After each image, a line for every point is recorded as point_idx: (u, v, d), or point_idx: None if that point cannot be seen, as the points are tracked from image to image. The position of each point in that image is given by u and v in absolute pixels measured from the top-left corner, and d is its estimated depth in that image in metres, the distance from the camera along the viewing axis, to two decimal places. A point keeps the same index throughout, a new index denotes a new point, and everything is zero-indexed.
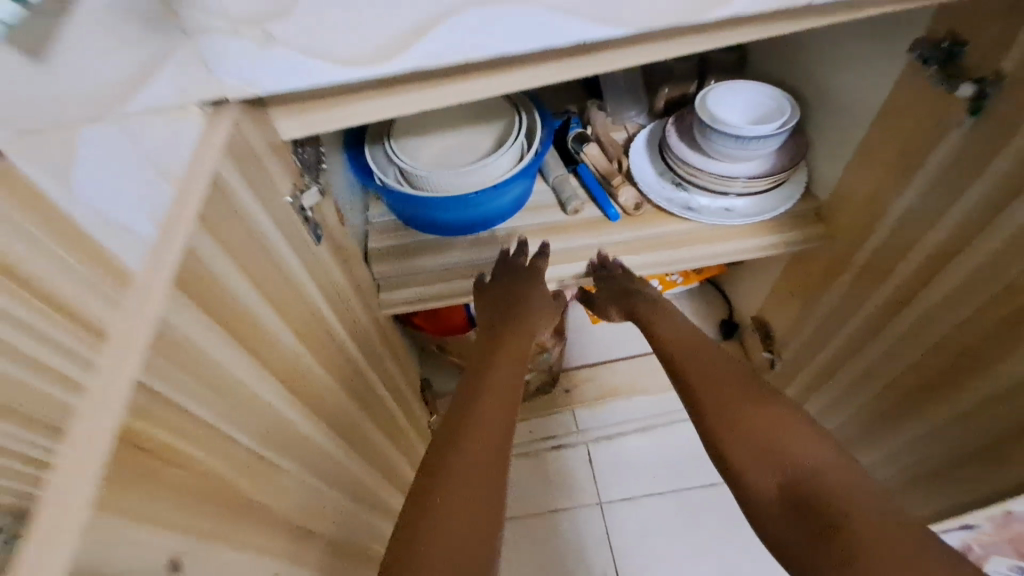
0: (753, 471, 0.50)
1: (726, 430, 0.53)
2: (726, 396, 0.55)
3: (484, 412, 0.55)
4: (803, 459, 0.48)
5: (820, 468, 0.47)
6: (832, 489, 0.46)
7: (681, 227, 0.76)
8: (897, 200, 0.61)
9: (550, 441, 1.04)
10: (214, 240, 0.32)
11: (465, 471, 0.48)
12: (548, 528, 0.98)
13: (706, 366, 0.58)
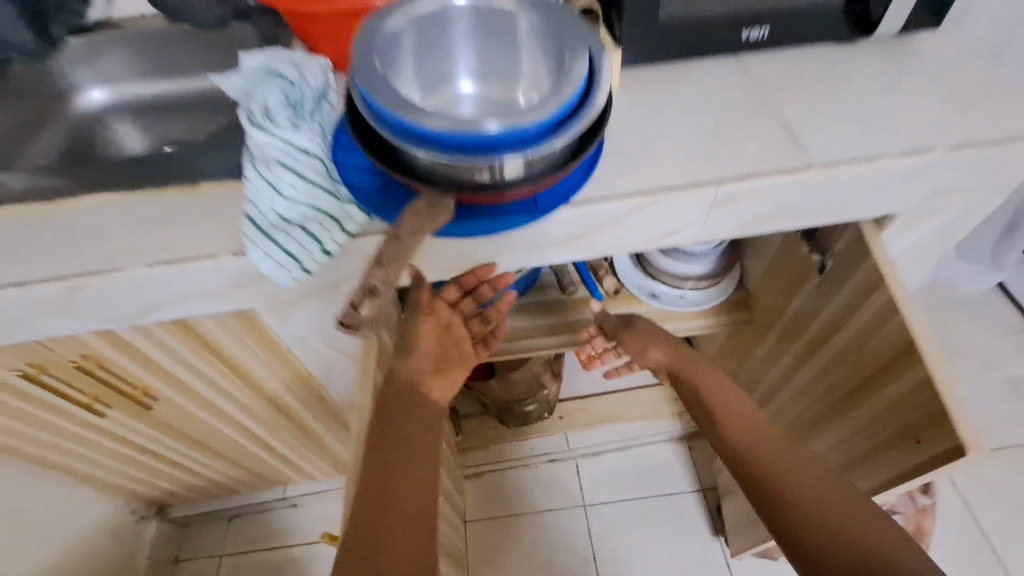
0: (769, 504, 0.60)
1: (810, 511, 0.57)
2: (753, 436, 0.64)
3: (404, 433, 0.58)
4: (800, 485, 0.59)
5: (814, 496, 0.58)
6: (825, 504, 0.57)
7: (646, 309, 1.03)
8: (784, 311, 0.89)
9: (547, 456, 1.33)
10: (372, 373, 0.62)
11: (404, 468, 0.56)
12: (544, 523, 1.29)
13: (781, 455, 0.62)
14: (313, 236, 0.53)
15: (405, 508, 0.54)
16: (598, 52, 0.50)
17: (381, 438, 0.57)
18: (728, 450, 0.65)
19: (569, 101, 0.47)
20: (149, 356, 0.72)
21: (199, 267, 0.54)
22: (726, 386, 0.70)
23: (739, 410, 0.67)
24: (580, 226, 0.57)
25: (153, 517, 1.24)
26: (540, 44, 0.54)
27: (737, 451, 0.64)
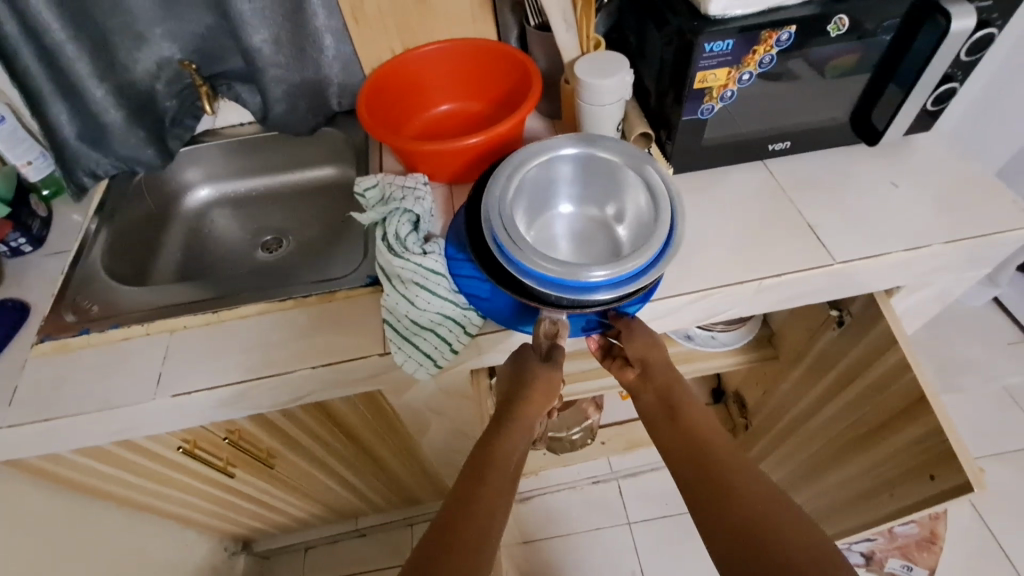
0: (699, 477, 0.55)
1: (751, 499, 0.51)
2: (708, 443, 0.58)
3: (497, 451, 0.57)
4: (733, 473, 0.54)
5: (740, 478, 0.53)
6: (746, 485, 0.52)
7: (681, 349, 1.17)
8: (806, 353, 1.02)
9: (592, 477, 1.49)
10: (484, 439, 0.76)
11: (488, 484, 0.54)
12: (594, 541, 1.42)
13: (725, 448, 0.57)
14: (445, 341, 0.68)
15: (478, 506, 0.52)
16: (676, 197, 0.67)
17: (480, 450, 0.58)
18: (678, 444, 0.59)
19: (657, 246, 0.63)
20: (280, 427, 0.86)
21: (354, 365, 0.69)
22: (692, 397, 0.64)
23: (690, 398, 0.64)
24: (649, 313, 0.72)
25: (241, 553, 1.36)
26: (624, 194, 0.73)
27: (672, 441, 0.60)
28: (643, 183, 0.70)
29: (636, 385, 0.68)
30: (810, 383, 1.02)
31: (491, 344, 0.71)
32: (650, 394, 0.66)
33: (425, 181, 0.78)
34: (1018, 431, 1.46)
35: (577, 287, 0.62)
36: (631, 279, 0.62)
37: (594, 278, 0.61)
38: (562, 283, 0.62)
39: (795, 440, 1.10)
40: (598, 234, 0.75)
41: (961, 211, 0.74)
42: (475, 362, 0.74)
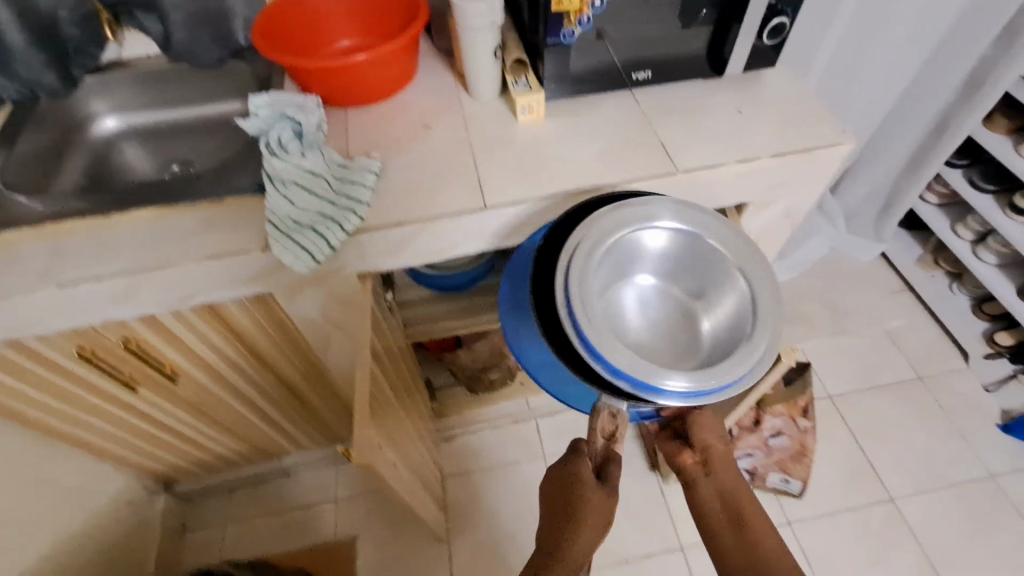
0: (742, 559, 0.73)
1: (766, 559, 0.71)
2: (744, 507, 0.78)
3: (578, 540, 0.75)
4: (770, 550, 0.72)
5: (773, 562, 0.71)
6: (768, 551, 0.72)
7: None
8: None
9: (512, 416, 1.56)
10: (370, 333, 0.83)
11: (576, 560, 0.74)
12: (511, 473, 1.50)
13: (755, 515, 0.77)
14: (320, 235, 0.73)
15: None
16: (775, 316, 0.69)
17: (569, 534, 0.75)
18: (730, 534, 0.76)
19: (745, 369, 0.66)
20: (180, 337, 0.90)
21: (238, 260, 0.74)
22: (746, 489, 0.80)
23: (733, 477, 0.81)
24: (533, 214, 0.81)
25: (162, 492, 1.38)
26: (717, 292, 0.76)
27: (728, 530, 0.76)
28: (738, 287, 0.73)
29: (694, 470, 0.83)
30: None
31: (371, 245, 0.77)
32: (707, 483, 0.81)
33: (316, 101, 0.84)
34: (892, 367, 1.63)
35: (651, 387, 0.64)
36: (708, 394, 0.64)
37: (672, 383, 0.64)
38: (637, 382, 0.64)
39: None
40: (681, 322, 0.78)
41: (792, 132, 0.84)
42: (359, 264, 0.80)
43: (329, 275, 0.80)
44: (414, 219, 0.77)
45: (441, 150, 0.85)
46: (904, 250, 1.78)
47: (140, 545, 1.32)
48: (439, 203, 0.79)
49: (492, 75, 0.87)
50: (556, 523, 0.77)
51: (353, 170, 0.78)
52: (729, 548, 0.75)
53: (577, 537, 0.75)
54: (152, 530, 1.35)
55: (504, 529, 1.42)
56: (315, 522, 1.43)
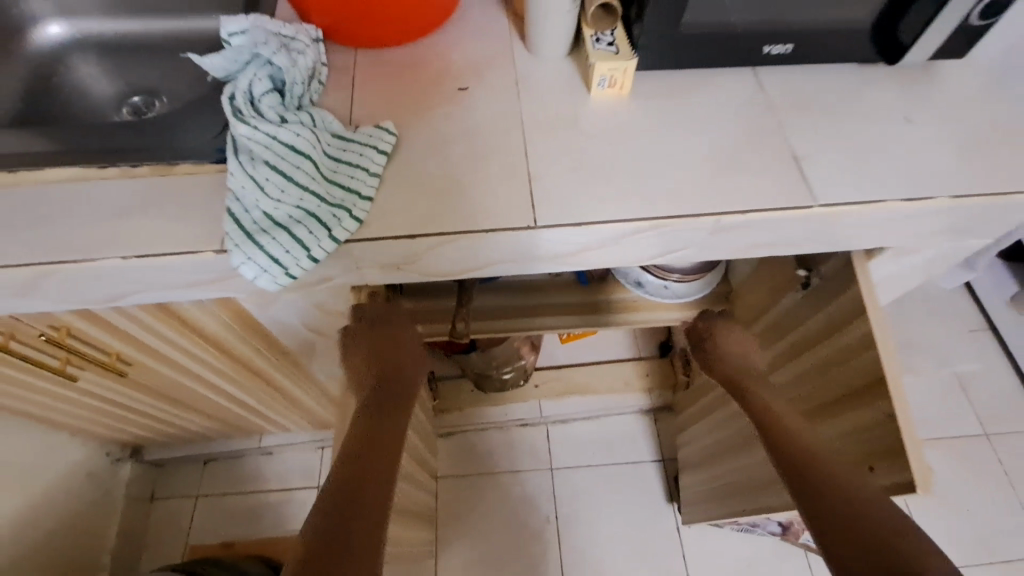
0: (794, 453, 0.54)
1: (810, 474, 0.51)
2: (779, 410, 0.62)
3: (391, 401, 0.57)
4: (818, 458, 0.53)
5: (808, 443, 0.56)
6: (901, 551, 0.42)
7: (629, 296, 1.07)
8: (771, 309, 0.88)
9: (519, 419, 1.36)
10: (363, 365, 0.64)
11: (372, 474, 0.48)
12: (513, 483, 1.32)
13: (796, 422, 0.59)
14: (299, 240, 0.51)
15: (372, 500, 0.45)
16: None
17: (374, 421, 0.54)
18: (779, 456, 0.55)
19: None
20: (128, 331, 0.71)
21: (180, 262, 0.52)
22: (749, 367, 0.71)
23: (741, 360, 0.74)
24: (586, 242, 0.57)
25: (128, 460, 1.25)
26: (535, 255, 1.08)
27: (799, 474, 0.52)
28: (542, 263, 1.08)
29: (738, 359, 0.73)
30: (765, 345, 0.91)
31: (367, 257, 0.55)
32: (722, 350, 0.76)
33: (313, 37, 0.60)
34: (963, 417, 1.42)
35: None
36: None
37: None
38: None
39: None
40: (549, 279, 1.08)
41: (978, 163, 0.60)
42: (354, 277, 0.59)
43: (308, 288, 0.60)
44: (437, 228, 0.54)
45: (479, 128, 0.60)
46: (994, 288, 1.52)
47: (102, 517, 1.19)
48: (474, 211, 0.55)
49: (565, 32, 0.63)
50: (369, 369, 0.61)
51: (359, 150, 0.56)
52: (806, 489, 0.50)
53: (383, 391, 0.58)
54: (114, 501, 1.22)
55: (494, 548, 1.26)
56: (292, 510, 1.30)
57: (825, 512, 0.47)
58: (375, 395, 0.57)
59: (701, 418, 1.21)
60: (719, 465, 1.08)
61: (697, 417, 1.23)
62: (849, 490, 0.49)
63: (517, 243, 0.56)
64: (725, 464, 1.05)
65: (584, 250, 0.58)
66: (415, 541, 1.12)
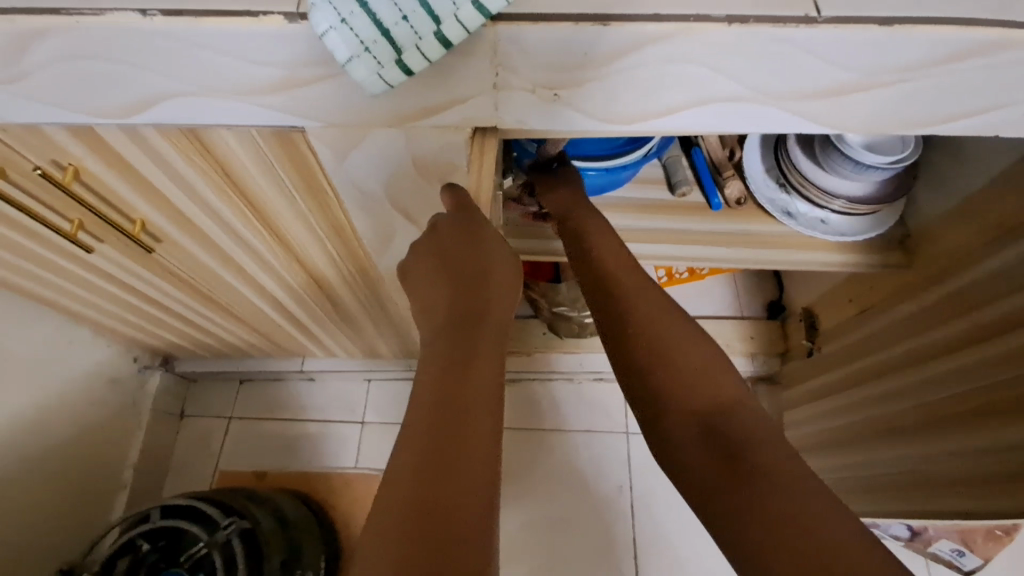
0: (668, 341, 0.50)
1: (641, 365, 0.50)
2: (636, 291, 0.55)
3: (468, 394, 0.37)
4: (701, 387, 0.47)
5: (647, 327, 0.52)
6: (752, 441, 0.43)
7: (771, 228, 0.84)
8: (1015, 246, 0.65)
9: (595, 373, 1.17)
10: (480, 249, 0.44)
11: (470, 434, 0.35)
12: (582, 444, 1.14)
13: (648, 302, 0.53)
14: (423, 2, 0.31)
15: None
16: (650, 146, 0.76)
17: (448, 434, 0.35)
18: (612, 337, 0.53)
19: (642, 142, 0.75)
20: (158, 184, 0.53)
21: (233, 29, 0.32)
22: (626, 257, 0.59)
23: (619, 250, 0.60)
24: (881, 64, 0.35)
25: (158, 369, 1.12)
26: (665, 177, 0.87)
27: (632, 365, 0.51)
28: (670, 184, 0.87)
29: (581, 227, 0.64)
30: (985, 304, 0.68)
31: (521, 56, 0.34)
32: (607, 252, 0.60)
33: None
34: None
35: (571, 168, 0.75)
36: (600, 150, 0.75)
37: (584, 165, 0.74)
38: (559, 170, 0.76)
39: (916, 375, 0.78)
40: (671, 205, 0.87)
41: None
42: (488, 103, 0.38)
43: (418, 122, 0.39)
44: (648, 9, 0.32)
45: None
46: None
47: (126, 427, 1.06)
48: None
49: None
50: (430, 275, 0.43)
51: None
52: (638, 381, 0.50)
53: (465, 299, 0.41)
54: (140, 411, 1.09)
55: (556, 515, 1.09)
56: (332, 446, 1.15)
57: (651, 410, 0.48)
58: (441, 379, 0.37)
59: (827, 393, 0.99)
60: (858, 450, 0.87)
61: (821, 392, 1.01)
62: (677, 381, 0.48)
63: (770, 56, 0.34)
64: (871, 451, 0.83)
65: (867, 80, 0.36)
66: None
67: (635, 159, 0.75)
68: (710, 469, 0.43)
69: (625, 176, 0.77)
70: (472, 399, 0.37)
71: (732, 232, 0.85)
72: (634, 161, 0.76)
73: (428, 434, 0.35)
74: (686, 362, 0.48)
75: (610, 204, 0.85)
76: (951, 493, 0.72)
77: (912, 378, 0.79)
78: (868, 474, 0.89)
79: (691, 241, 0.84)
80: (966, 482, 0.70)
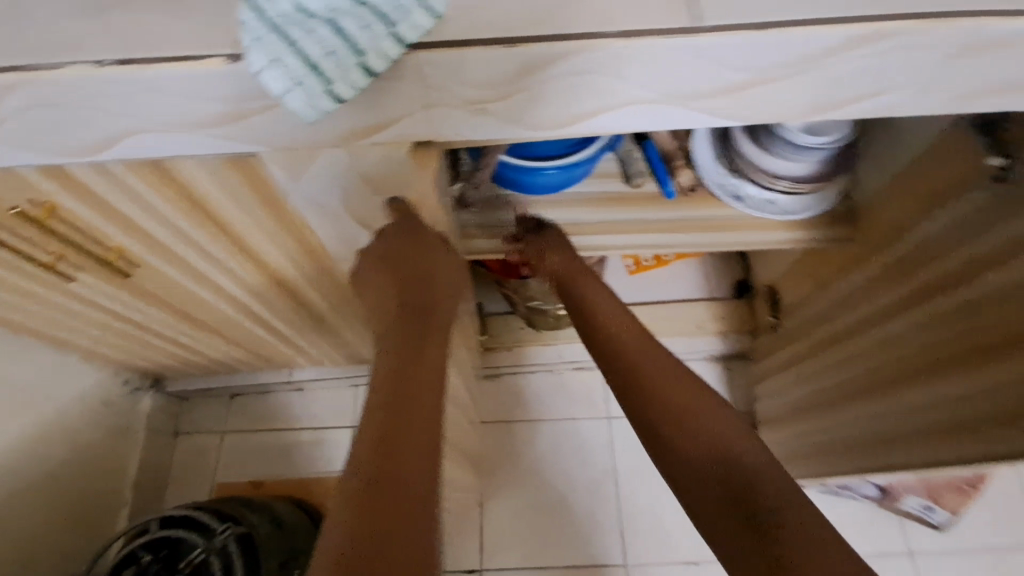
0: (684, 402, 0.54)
1: (660, 424, 0.54)
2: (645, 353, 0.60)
3: (414, 387, 0.41)
4: (721, 442, 0.51)
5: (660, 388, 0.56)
6: (773, 490, 0.46)
7: (722, 212, 0.89)
8: (937, 214, 0.70)
9: (574, 362, 1.22)
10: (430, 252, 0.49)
11: (415, 423, 0.40)
12: (566, 432, 1.18)
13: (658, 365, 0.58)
14: (346, 38, 0.35)
15: (408, 545, 0.34)
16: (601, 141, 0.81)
17: (395, 423, 0.39)
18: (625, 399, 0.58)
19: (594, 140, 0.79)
20: (129, 214, 0.56)
21: (181, 72, 0.36)
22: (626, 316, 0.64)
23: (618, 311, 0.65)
24: (766, 64, 0.39)
25: (149, 390, 1.14)
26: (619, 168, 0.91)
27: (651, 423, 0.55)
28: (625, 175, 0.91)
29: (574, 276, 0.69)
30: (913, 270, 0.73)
31: (443, 78, 0.38)
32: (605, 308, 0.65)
33: None
34: None
35: (529, 168, 0.80)
36: (555, 149, 0.79)
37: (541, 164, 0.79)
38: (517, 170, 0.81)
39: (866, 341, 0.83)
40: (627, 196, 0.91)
41: None
42: (421, 120, 0.42)
43: (360, 140, 0.43)
44: (551, 29, 0.36)
45: None
46: None
47: (121, 448, 1.09)
48: (605, 4, 0.37)
49: None
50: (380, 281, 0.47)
51: None
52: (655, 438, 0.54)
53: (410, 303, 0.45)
54: (134, 432, 1.12)
55: (544, 501, 1.13)
56: (325, 452, 1.19)
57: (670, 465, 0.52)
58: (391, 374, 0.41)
59: (792, 364, 1.04)
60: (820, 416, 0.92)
61: (787, 364, 1.06)
62: (700, 437, 0.52)
63: (663, 63, 0.38)
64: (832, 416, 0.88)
65: (757, 78, 0.40)
66: (459, 487, 1.00)
67: (589, 156, 0.80)
68: (726, 516, 0.47)
69: (582, 172, 0.82)
70: (417, 392, 0.41)
71: (686, 217, 0.90)
72: (588, 157, 0.80)
73: (375, 423, 0.39)
74: (703, 420, 0.52)
75: (571, 199, 0.90)
76: (903, 449, 0.77)
77: (863, 344, 0.84)
78: (832, 438, 0.93)
79: (647, 229, 0.90)
80: (914, 436, 0.74)
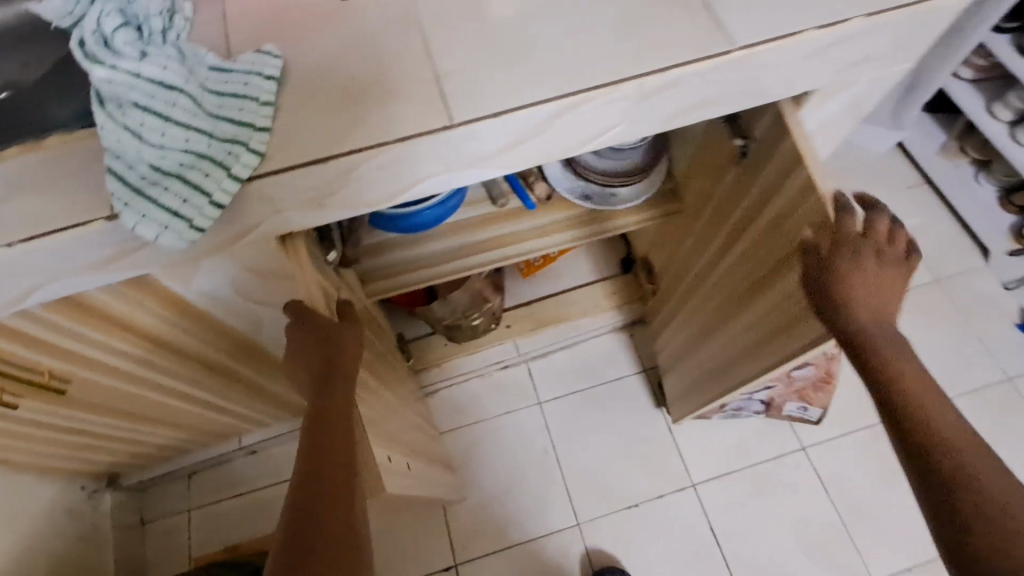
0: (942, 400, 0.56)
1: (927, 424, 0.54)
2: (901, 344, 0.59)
3: (330, 430, 0.53)
4: (968, 443, 0.53)
5: (917, 387, 0.56)
6: (993, 493, 0.50)
7: (574, 211, 1.06)
8: (715, 183, 0.86)
9: (499, 362, 1.36)
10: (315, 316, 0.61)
11: (331, 455, 0.52)
12: (505, 424, 1.33)
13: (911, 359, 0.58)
14: (195, 186, 0.47)
15: (332, 545, 0.47)
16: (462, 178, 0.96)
17: (318, 460, 0.51)
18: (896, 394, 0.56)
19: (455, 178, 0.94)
20: (55, 342, 0.65)
21: (77, 237, 0.47)
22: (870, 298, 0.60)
23: (879, 283, 0.60)
24: (515, 133, 0.53)
25: (107, 490, 1.19)
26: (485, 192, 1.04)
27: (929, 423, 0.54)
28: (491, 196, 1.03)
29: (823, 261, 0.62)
30: (713, 232, 0.92)
31: (281, 193, 0.50)
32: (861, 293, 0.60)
33: None
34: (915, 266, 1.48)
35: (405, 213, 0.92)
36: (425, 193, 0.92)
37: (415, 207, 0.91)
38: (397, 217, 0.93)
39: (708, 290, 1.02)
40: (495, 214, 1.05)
41: None
42: (276, 222, 0.54)
43: (233, 247, 0.55)
44: (350, 145, 0.50)
45: (375, 33, 0.55)
46: (923, 138, 1.57)
47: (95, 551, 1.14)
48: (383, 119, 0.50)
49: None
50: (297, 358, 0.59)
51: (240, 78, 0.50)
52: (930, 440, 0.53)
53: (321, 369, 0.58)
54: (103, 533, 1.17)
55: (499, 488, 1.28)
56: None
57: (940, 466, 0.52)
58: (311, 432, 0.53)
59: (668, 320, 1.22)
60: (695, 357, 1.11)
61: (667, 321, 1.25)
62: (960, 439, 0.53)
63: (441, 149, 0.52)
64: (702, 355, 1.07)
65: (513, 142, 0.54)
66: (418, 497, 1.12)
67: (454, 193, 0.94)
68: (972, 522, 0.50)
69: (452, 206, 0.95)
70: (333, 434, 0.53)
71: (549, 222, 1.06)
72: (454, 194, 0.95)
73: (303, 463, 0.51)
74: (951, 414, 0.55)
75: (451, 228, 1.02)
76: None
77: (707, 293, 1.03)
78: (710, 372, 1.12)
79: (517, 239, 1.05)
80: None
